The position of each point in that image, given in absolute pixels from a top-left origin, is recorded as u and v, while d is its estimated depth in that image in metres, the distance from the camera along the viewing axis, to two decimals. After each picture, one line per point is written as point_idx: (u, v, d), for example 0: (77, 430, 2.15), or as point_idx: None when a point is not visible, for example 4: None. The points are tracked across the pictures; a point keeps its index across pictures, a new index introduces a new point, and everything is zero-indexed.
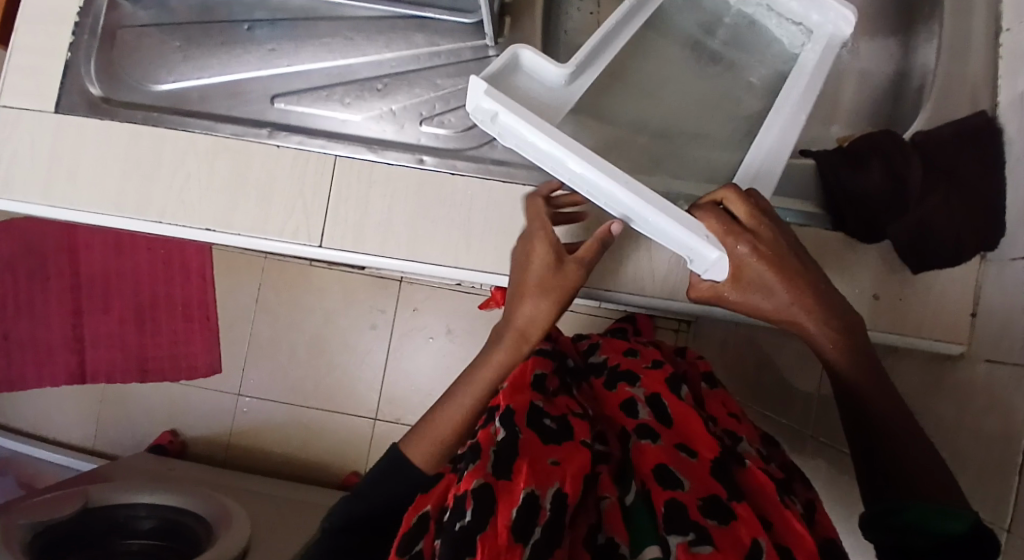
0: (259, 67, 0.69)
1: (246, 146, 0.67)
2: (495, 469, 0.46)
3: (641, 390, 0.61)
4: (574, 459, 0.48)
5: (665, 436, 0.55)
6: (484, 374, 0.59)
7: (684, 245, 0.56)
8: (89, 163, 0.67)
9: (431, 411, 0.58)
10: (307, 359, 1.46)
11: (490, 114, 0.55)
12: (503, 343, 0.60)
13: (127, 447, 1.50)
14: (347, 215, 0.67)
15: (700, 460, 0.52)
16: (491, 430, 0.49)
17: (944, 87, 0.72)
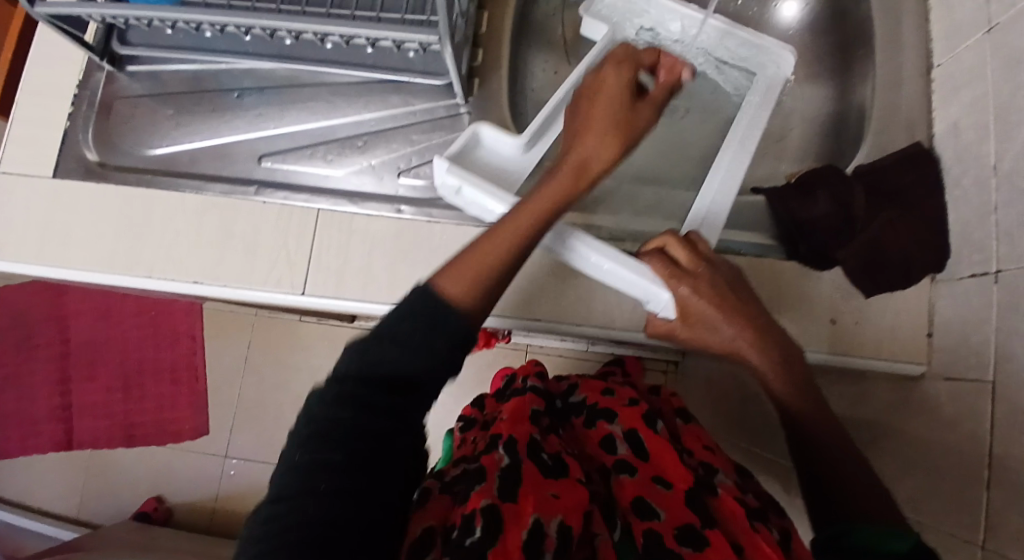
0: (246, 130, 0.74)
1: (233, 202, 0.71)
2: (502, 494, 0.46)
3: (619, 425, 0.63)
4: (574, 492, 0.49)
5: (643, 470, 0.57)
6: (559, 182, 0.60)
7: (641, 283, 0.63)
8: (82, 224, 0.70)
9: (471, 248, 0.54)
10: (296, 416, 1.45)
11: (456, 189, 0.67)
12: (561, 170, 0.61)
13: (108, 517, 1.46)
14: (329, 264, 0.70)
15: (676, 491, 0.54)
16: (496, 456, 0.51)
17: (883, 122, 0.78)
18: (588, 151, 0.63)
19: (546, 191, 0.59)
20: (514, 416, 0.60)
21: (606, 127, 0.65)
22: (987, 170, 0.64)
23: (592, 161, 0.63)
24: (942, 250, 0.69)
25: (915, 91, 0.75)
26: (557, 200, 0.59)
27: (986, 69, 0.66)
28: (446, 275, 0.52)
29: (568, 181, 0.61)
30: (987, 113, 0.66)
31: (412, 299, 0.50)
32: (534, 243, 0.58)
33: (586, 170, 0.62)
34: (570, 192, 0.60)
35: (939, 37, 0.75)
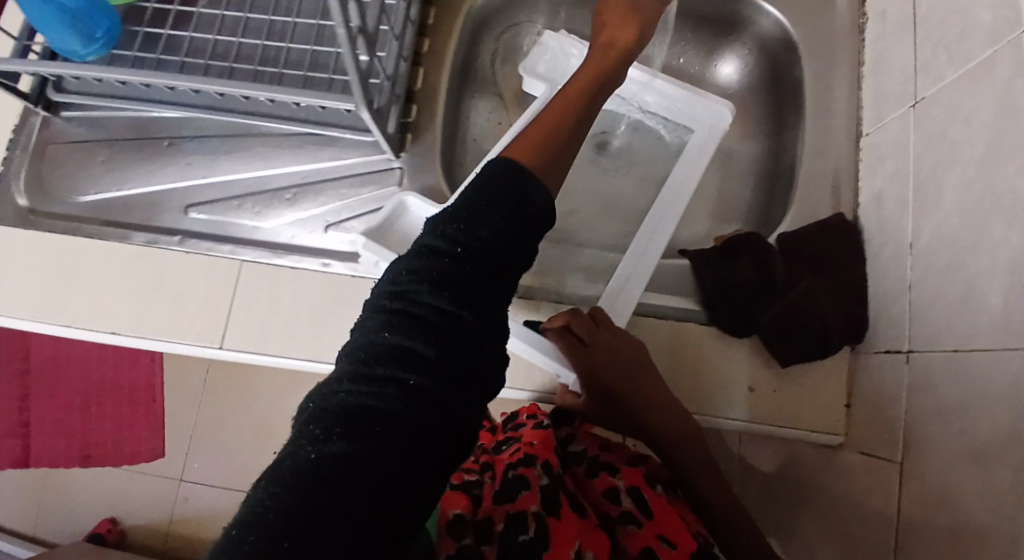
0: (176, 179, 0.75)
1: (160, 252, 0.72)
2: (545, 506, 0.59)
3: (622, 479, 0.66)
4: (593, 536, 0.60)
5: (649, 524, 0.61)
6: (581, 75, 0.53)
7: (555, 360, 0.67)
8: (7, 269, 0.71)
9: (541, 112, 0.49)
10: (256, 441, 1.45)
11: (373, 262, 0.67)
12: (593, 55, 0.55)
13: (65, 538, 1.47)
14: (251, 317, 0.70)
15: (681, 550, 0.59)
16: (536, 471, 0.62)
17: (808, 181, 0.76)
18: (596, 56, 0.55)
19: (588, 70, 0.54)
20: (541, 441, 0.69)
21: (618, 22, 0.58)
22: (904, 246, 0.64)
23: (618, 37, 0.57)
24: (862, 324, 0.68)
25: (844, 154, 0.75)
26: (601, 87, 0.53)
27: (906, 143, 0.65)
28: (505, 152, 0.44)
29: (572, 86, 0.52)
30: (906, 186, 0.65)
31: (489, 175, 0.40)
32: (587, 116, 0.50)
33: (604, 76, 0.54)
34: (604, 75, 0.54)
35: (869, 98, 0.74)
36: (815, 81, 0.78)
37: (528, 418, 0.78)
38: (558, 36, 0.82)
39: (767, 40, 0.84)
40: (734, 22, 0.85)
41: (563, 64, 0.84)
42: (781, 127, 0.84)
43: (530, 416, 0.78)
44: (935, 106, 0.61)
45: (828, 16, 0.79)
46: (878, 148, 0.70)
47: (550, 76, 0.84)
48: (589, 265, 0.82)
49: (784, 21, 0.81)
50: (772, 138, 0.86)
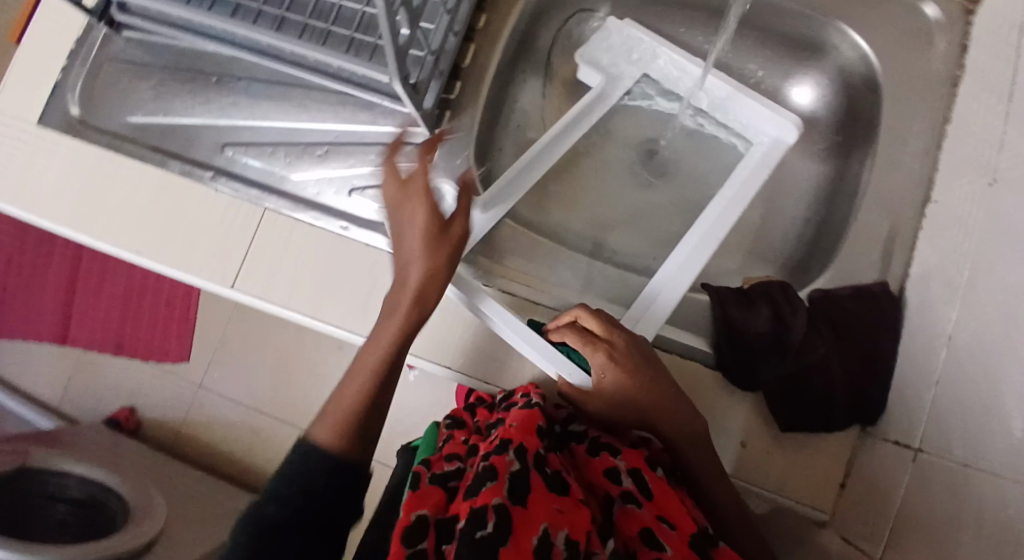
0: (217, 116, 0.76)
1: (190, 185, 0.73)
2: (511, 497, 0.49)
3: (623, 461, 0.60)
4: (577, 512, 0.50)
5: (649, 506, 0.55)
6: (412, 230, 0.52)
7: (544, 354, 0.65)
8: (53, 176, 0.75)
9: (330, 399, 0.51)
10: (272, 367, 1.49)
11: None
12: (399, 309, 0.52)
13: (89, 417, 1.59)
14: (263, 264, 0.71)
15: (682, 534, 0.53)
16: (507, 459, 0.52)
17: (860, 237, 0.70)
18: (417, 200, 0.53)
19: (398, 219, 0.54)
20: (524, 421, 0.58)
21: (426, 202, 0.52)
22: (940, 337, 0.60)
23: (431, 282, 0.52)
24: (878, 401, 0.64)
25: (908, 217, 0.68)
26: (453, 264, 0.52)
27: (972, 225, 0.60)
28: (320, 416, 0.49)
29: (396, 235, 0.54)
30: (960, 272, 0.60)
31: (296, 457, 0.47)
32: (443, 230, 0.52)
33: (454, 223, 0.53)
34: (434, 246, 0.51)
35: (948, 162, 0.67)
36: (892, 131, 0.71)
37: (522, 395, 0.65)
38: (625, 26, 0.81)
39: (852, 74, 0.77)
40: (818, 48, 0.79)
41: (626, 52, 0.82)
42: (845, 171, 0.78)
43: (523, 393, 0.66)
44: (1015, 194, 0.56)
45: (925, 59, 0.71)
46: (943, 221, 0.64)
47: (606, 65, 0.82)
48: (605, 277, 0.78)
49: (872, 58, 0.73)
50: (832, 182, 0.79)
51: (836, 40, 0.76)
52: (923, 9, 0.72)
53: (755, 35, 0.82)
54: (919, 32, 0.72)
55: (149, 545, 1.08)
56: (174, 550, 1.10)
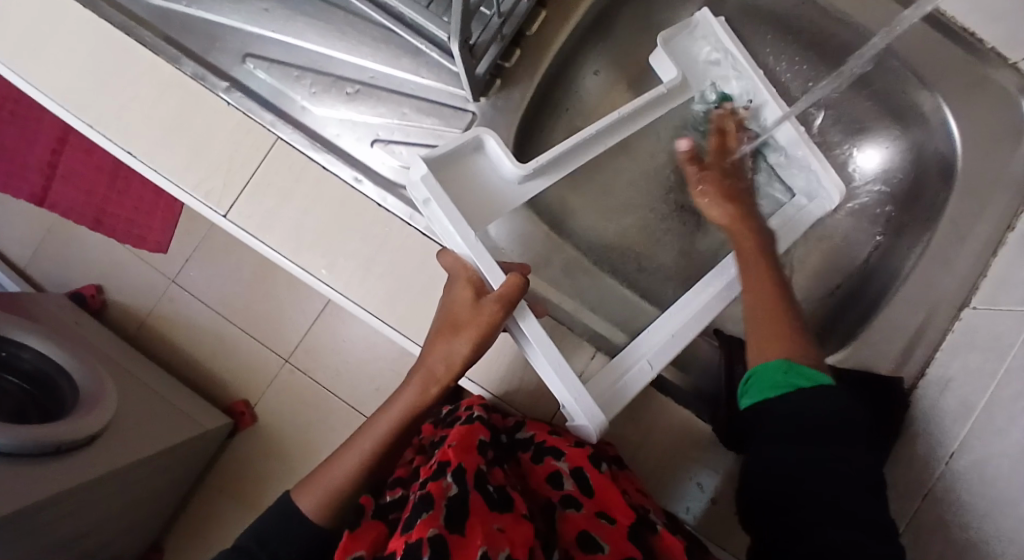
0: (246, 22, 0.69)
1: (201, 92, 0.67)
2: (449, 524, 0.46)
3: (565, 463, 0.58)
4: (518, 530, 0.48)
5: (587, 506, 0.54)
6: (437, 356, 0.57)
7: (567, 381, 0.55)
8: (55, 44, 0.68)
9: (328, 458, 0.57)
10: (250, 280, 1.44)
11: (422, 198, 0.56)
12: (412, 379, 0.58)
13: (54, 284, 1.53)
14: (262, 199, 0.66)
15: (620, 527, 0.52)
16: (442, 482, 0.49)
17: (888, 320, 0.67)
18: (464, 298, 0.55)
19: (451, 313, 0.57)
20: (462, 441, 0.56)
21: (452, 332, 0.56)
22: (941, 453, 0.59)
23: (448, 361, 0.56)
24: None
25: (944, 314, 0.65)
26: (473, 350, 0.55)
27: (1007, 348, 0.57)
28: (302, 483, 0.57)
29: (435, 336, 0.57)
30: (981, 394, 0.57)
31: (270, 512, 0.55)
32: (470, 361, 0.56)
33: (480, 348, 0.56)
34: (472, 353, 0.56)
35: (1002, 269, 0.63)
36: (952, 224, 0.67)
37: (465, 411, 0.64)
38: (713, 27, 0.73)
39: (926, 144, 0.72)
40: (902, 111, 0.73)
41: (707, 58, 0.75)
42: (891, 248, 0.74)
43: (467, 408, 0.65)
44: None
45: (1011, 156, 0.66)
46: (977, 334, 0.61)
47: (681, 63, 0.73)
48: None
49: (957, 139, 0.68)
50: (872, 255, 0.76)
51: (926, 106, 0.70)
52: (1021, 103, 0.66)
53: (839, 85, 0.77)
54: (1011, 128, 0.67)
55: (92, 436, 1.05)
56: (117, 444, 1.07)
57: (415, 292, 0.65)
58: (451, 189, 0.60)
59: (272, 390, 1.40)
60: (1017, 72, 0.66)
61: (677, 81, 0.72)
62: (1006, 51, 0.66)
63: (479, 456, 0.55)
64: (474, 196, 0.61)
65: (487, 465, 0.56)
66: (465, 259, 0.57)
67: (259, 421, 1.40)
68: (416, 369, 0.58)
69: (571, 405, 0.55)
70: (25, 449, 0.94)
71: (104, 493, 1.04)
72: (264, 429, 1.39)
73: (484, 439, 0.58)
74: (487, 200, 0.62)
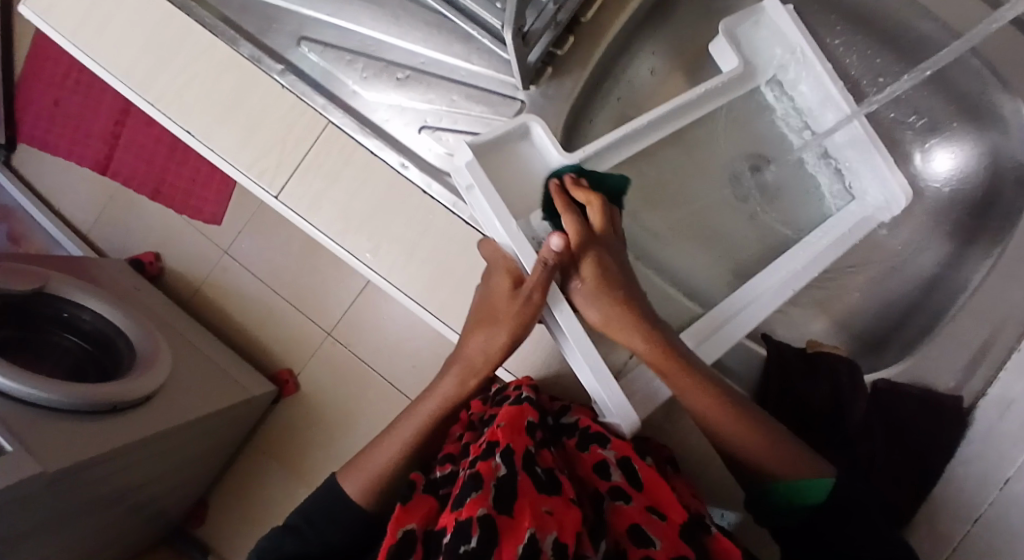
0: (301, 3, 0.69)
1: (256, 72, 0.68)
2: (497, 505, 0.46)
3: (613, 451, 0.55)
4: (567, 513, 0.47)
5: (637, 498, 0.52)
6: (470, 347, 0.57)
7: (598, 382, 0.54)
8: (122, 24, 0.70)
9: (371, 444, 0.59)
10: (296, 254, 1.48)
11: (466, 184, 0.55)
12: (449, 371, 0.59)
13: (115, 249, 1.61)
14: (312, 182, 0.66)
15: (672, 523, 0.50)
16: (491, 463, 0.49)
17: (949, 334, 0.64)
18: (497, 290, 0.55)
19: (488, 304, 0.56)
20: (511, 420, 0.55)
21: (485, 324, 0.56)
22: (995, 478, 0.58)
23: (483, 354, 0.57)
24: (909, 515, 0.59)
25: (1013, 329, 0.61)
26: (507, 342, 0.55)
27: None
28: (346, 471, 0.59)
29: (472, 328, 0.57)
30: None
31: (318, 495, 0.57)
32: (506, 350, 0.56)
33: (516, 339, 0.55)
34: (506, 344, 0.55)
35: None
36: None
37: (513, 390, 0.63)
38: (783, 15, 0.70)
39: None
40: (979, 115, 0.70)
41: (779, 51, 0.72)
42: (959, 257, 0.70)
43: (516, 387, 0.63)
44: None
45: None
46: None
47: (747, 50, 0.71)
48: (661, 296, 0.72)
49: None
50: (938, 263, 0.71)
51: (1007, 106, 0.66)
52: None
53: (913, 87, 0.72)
54: None
55: (147, 398, 1.10)
56: (170, 405, 1.13)
57: (458, 281, 0.65)
58: (497, 175, 0.58)
59: (315, 361, 1.45)
60: None
61: (737, 71, 0.70)
62: None
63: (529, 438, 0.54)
64: (520, 181, 0.59)
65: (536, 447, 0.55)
66: (505, 250, 0.55)
67: (301, 390, 1.44)
68: (454, 362, 0.59)
69: (602, 400, 0.56)
70: (86, 407, 0.99)
71: (156, 452, 1.10)
72: (306, 399, 1.44)
73: (535, 420, 0.57)
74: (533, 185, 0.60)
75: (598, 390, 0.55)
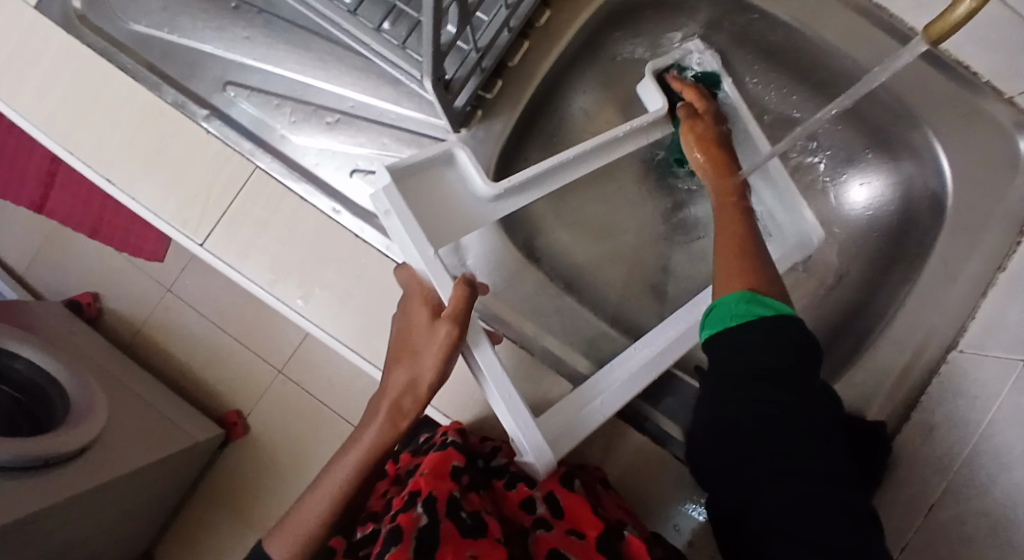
0: (226, 48, 0.69)
1: (180, 118, 0.66)
2: (418, 556, 0.44)
3: (539, 488, 0.58)
4: (493, 554, 0.46)
5: (559, 526, 0.54)
6: (395, 384, 0.52)
7: (517, 417, 0.51)
8: (39, 70, 0.68)
9: (297, 500, 0.54)
10: (243, 290, 1.44)
11: (383, 210, 0.53)
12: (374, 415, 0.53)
13: (52, 291, 1.54)
14: (239, 229, 0.65)
15: (590, 541, 0.51)
16: (412, 514, 0.48)
17: (872, 361, 0.65)
18: (419, 323, 0.52)
19: (409, 338, 0.53)
20: (434, 467, 0.54)
21: (410, 357, 0.51)
22: (922, 502, 0.56)
23: (410, 391, 0.52)
24: None
25: (930, 356, 0.63)
26: (436, 377, 0.50)
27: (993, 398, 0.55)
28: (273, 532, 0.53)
29: (394, 365, 0.52)
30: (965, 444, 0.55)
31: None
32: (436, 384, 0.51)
33: (445, 372, 0.51)
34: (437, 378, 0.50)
35: (989, 313, 0.62)
36: (942, 263, 0.65)
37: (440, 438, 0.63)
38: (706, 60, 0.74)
39: (914, 182, 0.71)
40: (892, 148, 0.72)
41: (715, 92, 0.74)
42: (880, 284, 0.72)
43: (443, 434, 0.63)
44: None
45: (1008, 193, 0.64)
46: (964, 379, 0.59)
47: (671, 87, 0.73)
48: (599, 333, 0.73)
49: (947, 176, 0.67)
50: (861, 290, 0.74)
51: (916, 141, 0.69)
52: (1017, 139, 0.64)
53: (833, 121, 0.76)
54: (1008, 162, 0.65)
55: (82, 450, 1.05)
56: (107, 457, 1.07)
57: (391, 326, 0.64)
58: (418, 200, 0.56)
59: (265, 401, 1.40)
60: (1013, 106, 0.64)
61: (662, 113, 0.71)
62: (1001, 85, 0.64)
63: (455, 483, 0.54)
64: (441, 209, 0.57)
65: (463, 491, 0.54)
66: (420, 276, 0.54)
67: (251, 432, 1.39)
68: (377, 404, 0.53)
69: (519, 442, 0.52)
70: (17, 464, 0.94)
71: (92, 507, 1.03)
72: (256, 442, 1.39)
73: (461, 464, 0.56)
74: (454, 213, 0.58)
75: (517, 428, 0.51)
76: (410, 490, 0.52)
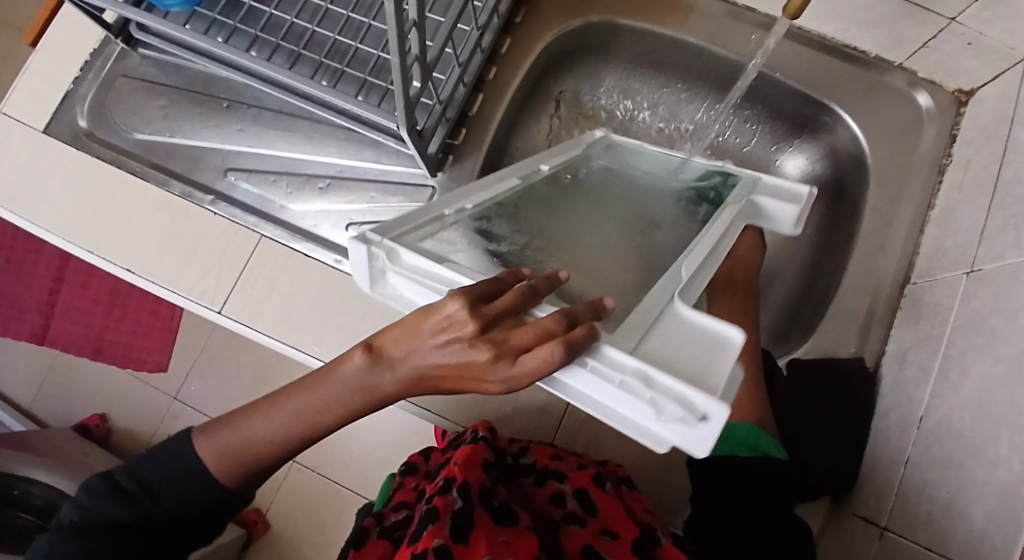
0: (223, 142, 0.78)
1: (189, 206, 0.75)
2: (454, 535, 0.45)
3: (568, 483, 0.58)
4: (523, 542, 0.47)
5: (593, 522, 0.53)
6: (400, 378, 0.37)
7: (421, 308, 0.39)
8: (55, 185, 0.76)
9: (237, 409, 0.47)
10: (249, 384, 1.44)
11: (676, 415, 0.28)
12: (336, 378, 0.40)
13: (59, 419, 1.56)
14: (251, 290, 0.72)
15: (624, 541, 0.52)
16: (448, 497, 0.49)
17: (838, 309, 0.72)
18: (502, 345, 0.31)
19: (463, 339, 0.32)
20: (468, 459, 0.56)
21: (445, 350, 0.33)
22: (913, 420, 0.61)
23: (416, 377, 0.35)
24: (849, 477, 0.65)
25: (887, 295, 0.71)
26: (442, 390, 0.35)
27: (948, 312, 0.62)
28: (222, 434, 0.46)
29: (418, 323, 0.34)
30: (933, 357, 0.61)
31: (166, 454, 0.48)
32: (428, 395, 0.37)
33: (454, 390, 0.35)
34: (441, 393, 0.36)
35: (926, 248, 0.70)
36: (876, 212, 0.74)
37: (470, 433, 0.65)
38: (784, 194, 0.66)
39: (838, 153, 0.81)
40: (809, 126, 0.83)
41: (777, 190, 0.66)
42: (831, 244, 0.80)
43: (472, 430, 0.65)
44: (985, 284, 0.57)
45: (913, 145, 0.75)
46: (922, 306, 0.66)
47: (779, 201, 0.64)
48: None
49: (861, 138, 0.77)
50: (818, 254, 0.82)
51: (829, 115, 0.79)
52: (915, 97, 0.76)
53: (740, 108, 0.87)
54: (911, 118, 0.76)
55: None
56: None
57: None
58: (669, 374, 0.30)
59: None
60: (904, 71, 0.76)
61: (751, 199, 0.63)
62: (888, 57, 0.76)
63: (485, 474, 0.55)
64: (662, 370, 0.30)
65: (492, 483, 0.55)
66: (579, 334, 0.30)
67: None
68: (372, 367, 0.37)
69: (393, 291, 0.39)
70: None
71: None
72: None
73: (490, 459, 0.58)
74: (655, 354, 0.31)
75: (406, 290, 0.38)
76: (442, 478, 0.53)
